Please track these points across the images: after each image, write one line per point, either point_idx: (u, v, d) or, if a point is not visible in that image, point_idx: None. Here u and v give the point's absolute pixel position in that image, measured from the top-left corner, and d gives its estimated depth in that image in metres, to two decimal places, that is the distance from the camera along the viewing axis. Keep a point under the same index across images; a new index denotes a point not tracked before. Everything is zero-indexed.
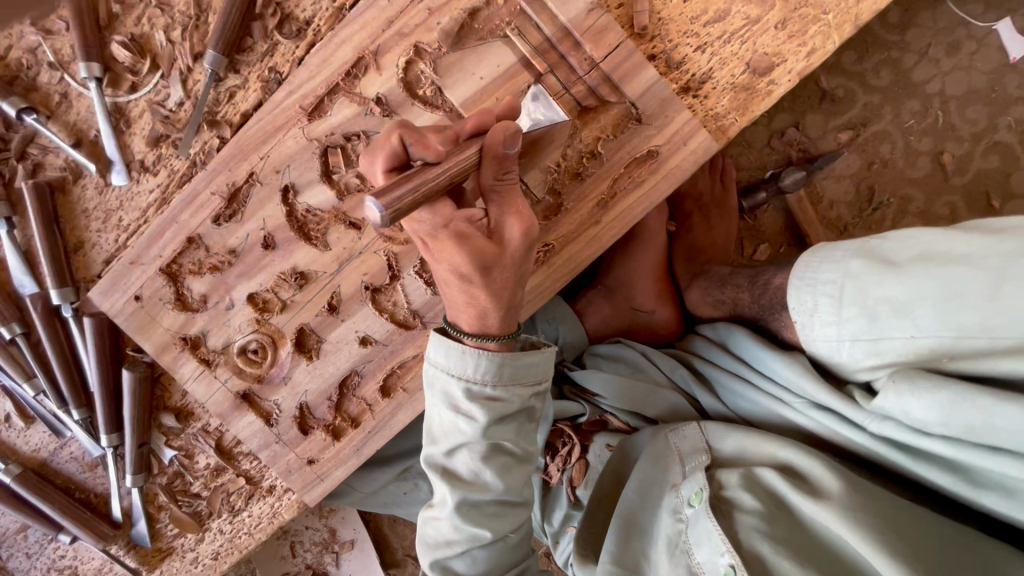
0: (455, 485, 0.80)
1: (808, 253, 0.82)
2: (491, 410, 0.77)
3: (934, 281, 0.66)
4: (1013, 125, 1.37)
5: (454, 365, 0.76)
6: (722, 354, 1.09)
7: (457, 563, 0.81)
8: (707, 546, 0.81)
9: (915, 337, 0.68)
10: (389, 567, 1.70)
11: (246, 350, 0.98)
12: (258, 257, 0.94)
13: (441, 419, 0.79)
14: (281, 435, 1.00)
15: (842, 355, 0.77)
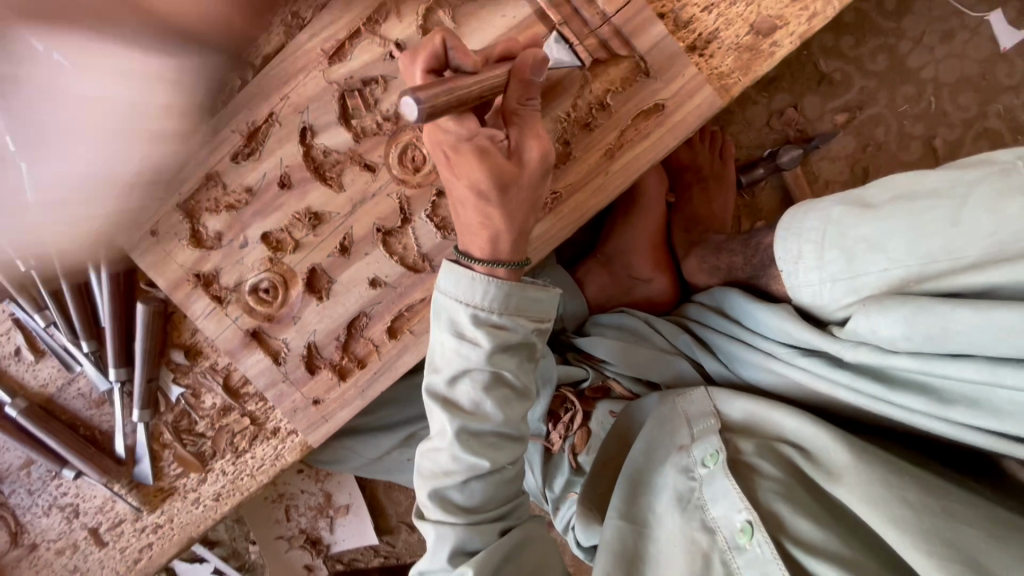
0: (456, 414, 0.85)
1: (795, 205, 0.85)
2: (495, 337, 0.83)
3: (906, 216, 0.71)
4: (1002, 112, 1.43)
5: (463, 292, 0.83)
6: (717, 316, 1.12)
7: (453, 492, 0.87)
8: (724, 502, 0.83)
9: (886, 269, 0.73)
10: (383, 534, 1.71)
11: (258, 289, 1.00)
12: (273, 196, 0.97)
13: (447, 347, 0.85)
14: (289, 374, 1.02)
15: (823, 298, 0.81)
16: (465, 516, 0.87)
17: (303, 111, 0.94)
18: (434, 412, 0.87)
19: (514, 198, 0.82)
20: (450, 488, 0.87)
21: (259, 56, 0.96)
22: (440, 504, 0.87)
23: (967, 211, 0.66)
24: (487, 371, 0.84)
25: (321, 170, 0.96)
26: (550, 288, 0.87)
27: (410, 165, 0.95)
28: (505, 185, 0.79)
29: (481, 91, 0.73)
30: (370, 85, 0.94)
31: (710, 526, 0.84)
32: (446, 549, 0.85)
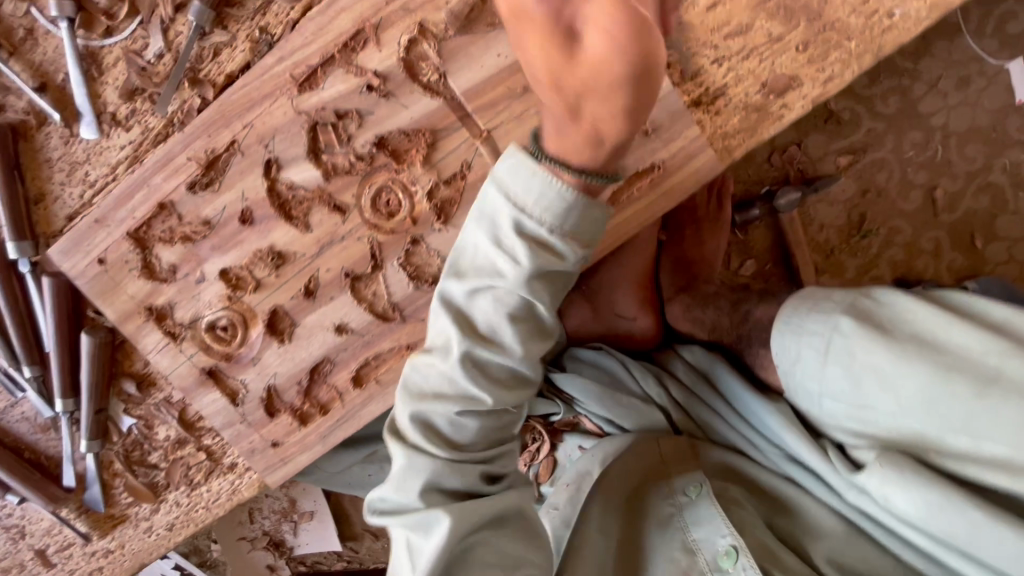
0: (469, 335, 0.72)
1: (800, 300, 0.85)
2: (536, 256, 0.68)
3: (930, 375, 0.69)
4: (1007, 167, 1.39)
5: (524, 193, 0.67)
6: (701, 383, 1.12)
7: (437, 414, 0.73)
8: (708, 525, 0.86)
9: (895, 414, 0.72)
10: (347, 540, 1.70)
11: (215, 327, 0.94)
12: (232, 231, 0.89)
13: (496, 195, 0.70)
14: (246, 415, 0.98)
15: (820, 408, 0.82)
16: (451, 444, 0.73)
17: (269, 141, 0.85)
18: (475, 251, 0.72)
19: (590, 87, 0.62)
20: (460, 299, 0.73)
21: (221, 73, 0.86)
22: (420, 388, 0.74)
23: (994, 396, 0.65)
24: (519, 298, 0.70)
25: (285, 207, 0.88)
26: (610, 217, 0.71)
27: (383, 210, 0.88)
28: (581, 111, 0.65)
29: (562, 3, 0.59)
30: (344, 119, 0.85)
31: (691, 547, 0.86)
32: (419, 482, 0.70)
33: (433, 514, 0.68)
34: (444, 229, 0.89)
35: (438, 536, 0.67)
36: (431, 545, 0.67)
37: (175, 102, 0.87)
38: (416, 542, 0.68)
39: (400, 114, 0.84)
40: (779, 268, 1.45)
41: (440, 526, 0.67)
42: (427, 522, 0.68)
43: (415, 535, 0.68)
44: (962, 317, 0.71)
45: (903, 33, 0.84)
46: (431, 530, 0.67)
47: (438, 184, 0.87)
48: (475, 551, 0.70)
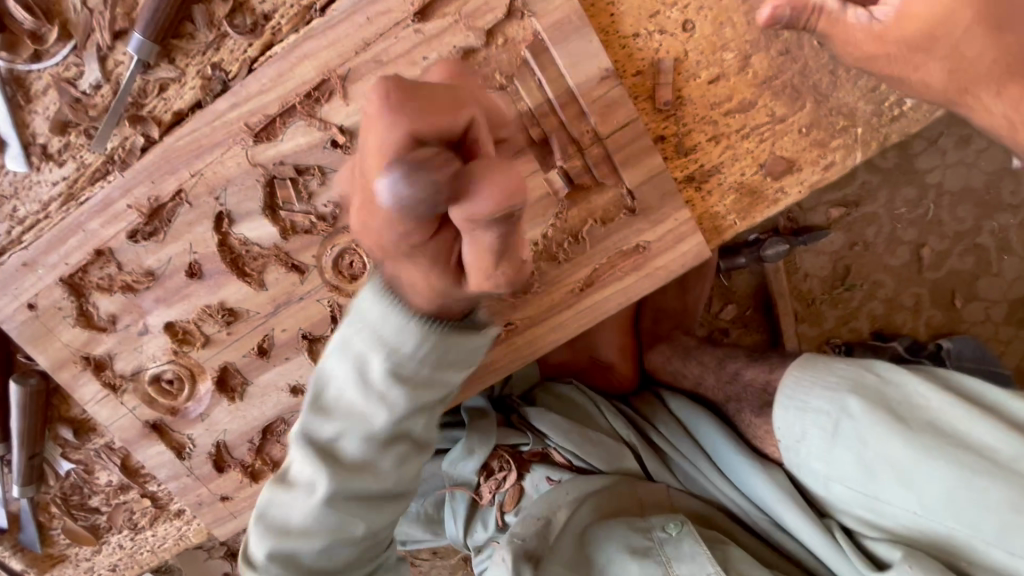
0: (335, 472, 0.66)
1: (799, 368, 0.77)
2: (412, 396, 0.65)
3: (954, 474, 0.62)
4: (996, 230, 1.37)
5: (396, 328, 0.62)
6: (677, 430, 1.01)
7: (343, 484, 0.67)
8: (691, 562, 0.78)
9: (917, 514, 0.65)
10: None
11: (160, 379, 0.88)
12: (179, 284, 0.82)
13: (386, 304, 0.62)
14: (193, 469, 0.93)
15: (829, 492, 0.73)
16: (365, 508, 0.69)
17: (220, 193, 0.78)
18: (335, 374, 0.66)
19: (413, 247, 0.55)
20: (325, 443, 0.67)
21: (168, 111, 0.77)
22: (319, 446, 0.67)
23: None
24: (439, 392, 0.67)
25: (239, 262, 0.81)
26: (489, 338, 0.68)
27: (347, 272, 0.81)
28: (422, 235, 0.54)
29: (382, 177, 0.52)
30: (305, 174, 0.77)
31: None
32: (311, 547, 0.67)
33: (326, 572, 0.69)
34: None
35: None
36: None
37: (115, 139, 0.78)
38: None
39: None
40: (760, 314, 1.43)
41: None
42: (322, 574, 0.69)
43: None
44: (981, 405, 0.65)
45: (912, 123, 0.78)
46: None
47: None
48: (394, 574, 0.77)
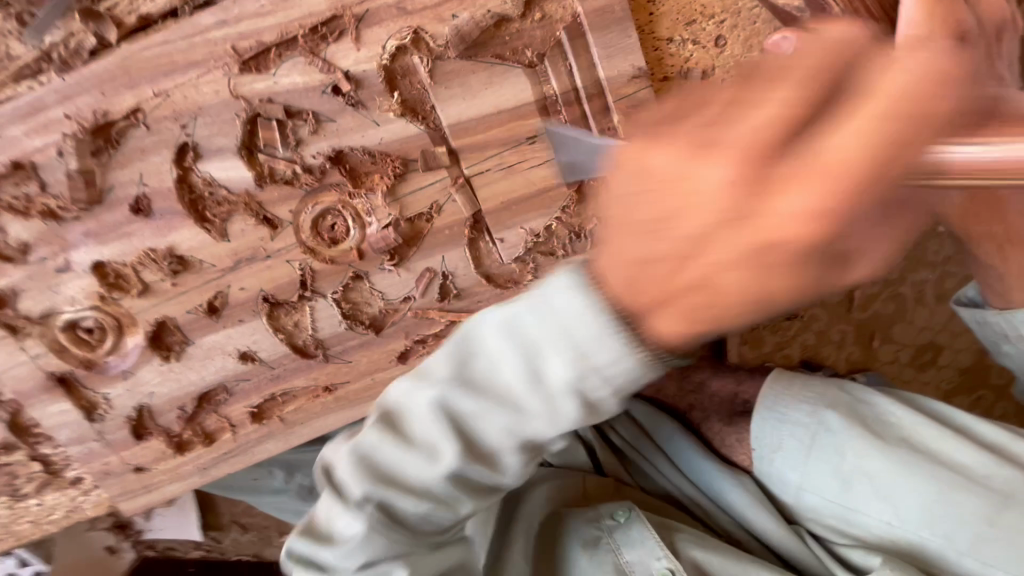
0: (407, 490, 0.55)
1: (778, 381, 0.82)
2: (525, 435, 0.51)
3: (926, 481, 0.68)
4: (916, 283, 1.52)
5: (585, 334, 0.45)
6: (628, 424, 0.99)
7: (405, 508, 0.55)
8: (641, 547, 0.75)
9: (891, 522, 0.70)
10: (209, 529, 1.53)
11: (77, 327, 0.74)
12: (119, 220, 0.69)
13: (540, 320, 0.47)
14: (104, 434, 0.80)
15: (802, 499, 0.77)
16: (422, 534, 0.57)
17: (188, 122, 0.67)
18: (415, 400, 0.53)
19: (709, 296, 0.36)
20: (405, 442, 0.54)
21: (132, 13, 0.64)
22: (376, 467, 0.55)
23: (1001, 513, 0.65)
24: (536, 437, 0.51)
25: (199, 205, 0.71)
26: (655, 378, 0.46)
27: (326, 235, 0.74)
28: (675, 211, 0.34)
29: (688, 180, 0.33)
30: (296, 118, 0.68)
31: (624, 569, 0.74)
32: (364, 560, 0.55)
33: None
34: (394, 271, 0.76)
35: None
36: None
37: (57, 32, 0.63)
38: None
39: (368, 132, 0.69)
40: (708, 331, 1.49)
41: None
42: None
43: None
44: (945, 425, 0.73)
45: None
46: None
47: (398, 220, 0.74)
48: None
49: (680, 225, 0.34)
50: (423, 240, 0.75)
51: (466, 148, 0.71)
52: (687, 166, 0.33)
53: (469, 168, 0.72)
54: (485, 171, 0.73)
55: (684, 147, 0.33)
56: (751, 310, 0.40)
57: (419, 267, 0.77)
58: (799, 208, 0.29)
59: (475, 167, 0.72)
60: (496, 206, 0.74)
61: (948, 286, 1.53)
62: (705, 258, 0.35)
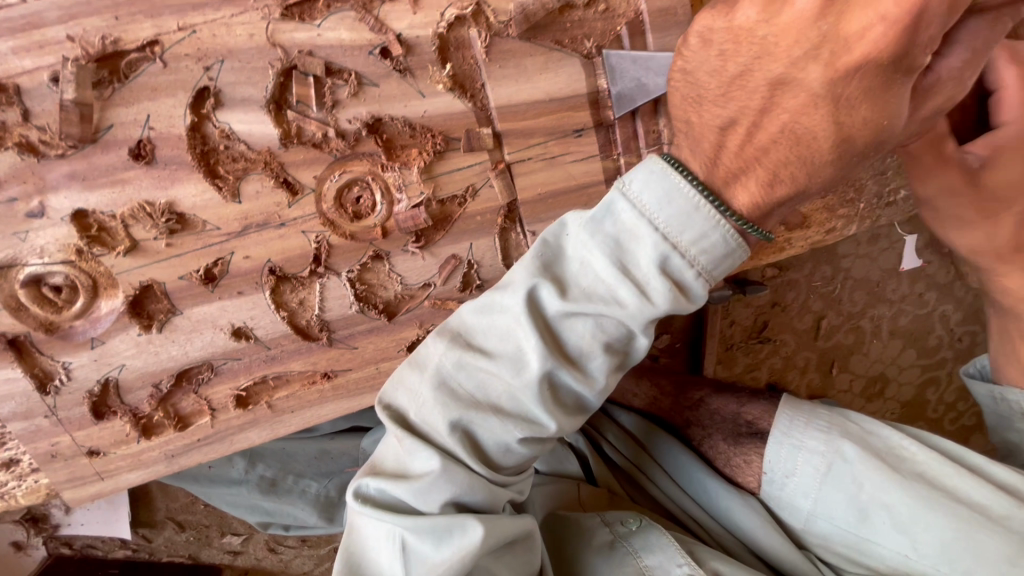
0: (482, 410, 0.62)
1: (789, 407, 0.85)
2: (607, 328, 0.60)
3: (947, 520, 0.69)
4: (873, 319, 1.63)
5: (669, 218, 0.58)
6: (633, 445, 1.02)
7: (486, 431, 0.63)
8: (661, 552, 0.76)
9: (907, 555, 0.72)
10: (139, 527, 1.37)
11: (43, 282, 0.64)
12: (114, 164, 0.61)
13: (623, 217, 0.59)
14: (58, 409, 0.69)
15: (814, 525, 0.80)
16: (491, 461, 0.65)
17: (214, 65, 0.60)
18: (501, 313, 0.62)
19: (801, 150, 0.58)
20: (480, 362, 0.62)
21: None
22: (456, 387, 0.63)
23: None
24: (621, 328, 0.60)
25: (210, 159, 0.63)
26: (743, 259, 0.61)
27: (349, 208, 0.68)
28: (784, 86, 0.56)
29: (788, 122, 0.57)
30: (335, 77, 0.63)
31: (644, 572, 0.74)
32: (444, 495, 0.62)
33: (457, 527, 0.61)
34: (417, 254, 0.72)
35: (455, 548, 0.61)
36: (438, 557, 0.61)
37: None
38: (417, 545, 0.61)
39: (412, 103, 0.65)
40: (686, 348, 1.52)
41: (462, 539, 0.61)
42: (445, 530, 0.61)
43: (420, 539, 0.61)
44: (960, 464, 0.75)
45: (902, 212, 0.89)
46: (446, 540, 0.61)
47: (429, 200, 0.69)
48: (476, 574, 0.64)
49: (790, 120, 0.57)
50: (452, 224, 0.71)
51: (512, 133, 0.68)
52: (779, 75, 0.56)
53: (511, 154, 0.69)
54: (527, 159, 0.70)
55: (815, 15, 0.53)
56: (773, 176, 0.59)
57: (444, 253, 0.72)
58: (853, 68, 0.52)
59: (517, 154, 0.69)
60: (534, 197, 0.71)
61: (901, 323, 1.65)
62: (774, 121, 0.58)
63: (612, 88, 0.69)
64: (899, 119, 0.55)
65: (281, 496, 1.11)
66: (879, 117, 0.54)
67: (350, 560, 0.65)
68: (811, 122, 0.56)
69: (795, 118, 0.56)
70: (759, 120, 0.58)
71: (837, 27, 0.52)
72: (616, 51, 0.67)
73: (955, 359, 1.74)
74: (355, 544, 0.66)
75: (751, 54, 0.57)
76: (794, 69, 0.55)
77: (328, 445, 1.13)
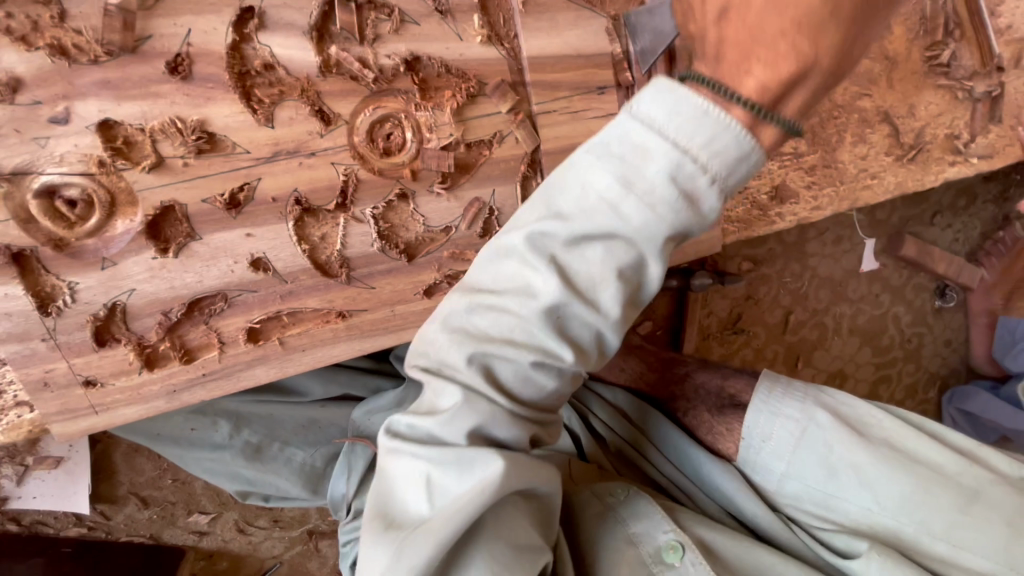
0: (485, 350, 0.51)
1: (766, 377, 0.78)
2: (623, 250, 0.49)
3: (909, 476, 0.65)
4: (837, 317, 1.70)
5: (680, 126, 0.48)
6: (617, 415, 0.92)
7: (505, 367, 0.52)
8: (648, 519, 0.69)
9: (872, 511, 0.65)
10: (98, 502, 1.24)
11: (56, 194, 0.62)
12: (148, 76, 0.61)
13: (628, 135, 0.49)
14: (57, 333, 0.66)
15: (781, 486, 0.72)
16: (515, 398, 0.53)
17: None
18: (505, 251, 0.52)
19: (801, 77, 0.48)
20: (480, 304, 0.52)
21: None
22: (465, 330, 0.53)
23: (974, 506, 0.63)
24: (635, 252, 0.49)
25: (247, 80, 0.64)
26: (760, 164, 0.50)
27: (380, 143, 0.70)
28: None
29: (789, 46, 0.47)
30: (378, 10, 0.67)
31: (633, 540, 0.68)
32: (469, 425, 0.51)
33: (481, 457, 0.50)
34: (441, 196, 0.73)
35: (479, 480, 0.50)
36: (462, 492, 0.50)
37: None
38: (443, 478, 0.50)
39: (451, 45, 0.69)
40: (668, 336, 1.57)
41: (486, 472, 0.50)
42: (468, 463, 0.50)
43: (445, 472, 0.50)
44: (911, 424, 0.71)
45: (875, 195, 0.98)
46: (469, 471, 0.50)
47: (457, 142, 0.72)
48: (501, 514, 0.54)
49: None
50: (478, 169, 0.74)
51: (539, 84, 0.73)
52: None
53: (537, 105, 0.73)
54: (552, 112, 0.74)
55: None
56: (782, 110, 0.49)
57: (467, 197, 0.74)
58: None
59: (543, 105, 0.73)
60: (557, 148, 0.75)
61: (860, 321, 1.72)
62: (771, 49, 0.48)
63: (632, 46, 0.75)
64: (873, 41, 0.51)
65: (265, 465, 1.04)
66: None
67: (375, 507, 0.53)
68: (810, 43, 0.47)
69: (795, 43, 0.47)
70: (752, 53, 0.49)
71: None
72: (636, 12, 0.74)
73: (905, 359, 1.80)
74: (377, 492, 0.54)
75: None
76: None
77: (317, 414, 1.06)
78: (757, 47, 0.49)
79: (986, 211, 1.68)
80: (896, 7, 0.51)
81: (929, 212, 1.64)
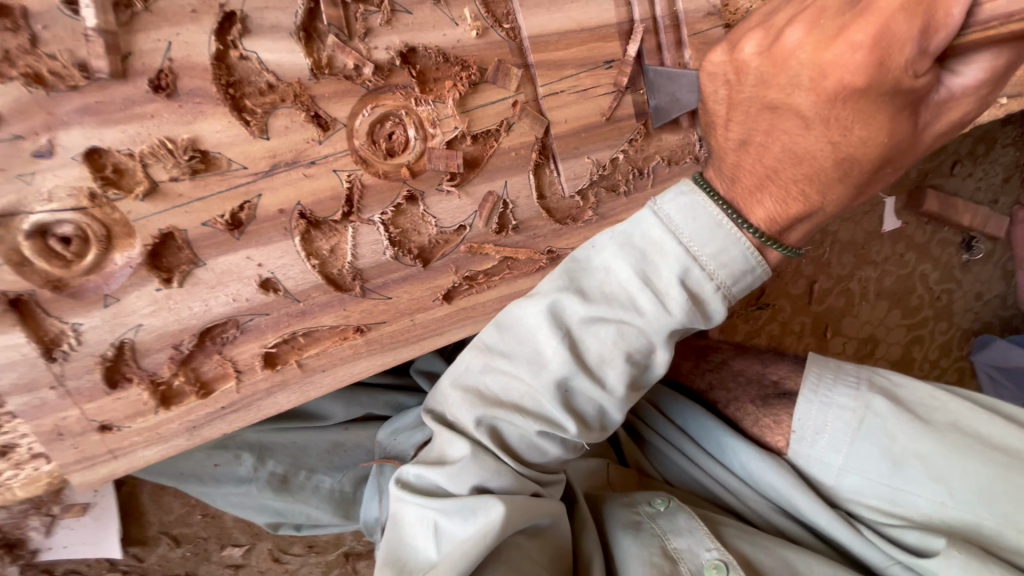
0: (497, 421, 0.55)
1: (814, 362, 0.73)
2: (623, 338, 0.52)
3: (986, 464, 0.61)
4: (860, 282, 1.59)
5: (694, 233, 0.52)
6: (652, 411, 0.87)
7: (511, 428, 0.55)
8: (690, 533, 0.64)
9: (942, 502, 0.62)
10: (130, 545, 1.20)
11: (49, 233, 0.58)
12: (131, 96, 0.57)
13: (648, 231, 0.53)
14: (66, 379, 0.62)
15: (840, 480, 0.68)
16: (521, 460, 0.57)
17: None
18: (521, 319, 0.55)
19: (806, 169, 0.57)
20: (496, 373, 0.55)
21: None
22: (479, 390, 0.56)
23: None
24: (645, 341, 0.53)
25: (237, 92, 0.60)
26: (762, 280, 0.54)
27: (382, 144, 0.66)
28: (777, 112, 0.57)
29: (794, 141, 0.56)
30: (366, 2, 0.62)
31: (672, 556, 0.62)
32: (474, 478, 0.54)
33: (480, 505, 0.52)
34: (452, 194, 0.69)
35: (478, 527, 0.52)
36: (463, 538, 0.52)
37: None
38: (446, 525, 0.53)
39: (447, 31, 0.65)
40: None
41: (486, 519, 0.52)
42: (469, 509, 0.53)
43: (448, 519, 0.54)
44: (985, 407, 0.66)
45: None
46: (471, 518, 0.53)
47: (463, 136, 0.68)
48: (504, 551, 0.55)
49: (791, 140, 0.56)
50: (487, 162, 0.70)
51: (543, 64, 0.69)
52: (773, 101, 0.56)
53: (543, 87, 0.69)
54: (559, 92, 0.70)
55: (796, 44, 0.53)
56: (799, 202, 0.57)
57: (480, 192, 0.70)
58: (835, 93, 0.52)
59: (549, 86, 0.69)
60: (567, 131, 0.71)
61: (886, 284, 1.61)
62: (778, 141, 0.57)
63: (650, 102, 0.73)
64: (901, 136, 0.54)
65: (294, 496, 0.99)
66: (877, 136, 0.53)
67: (387, 552, 0.57)
68: (819, 143, 0.55)
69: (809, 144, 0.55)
70: (762, 140, 0.58)
71: (812, 55, 0.52)
72: (655, 66, 0.72)
73: (935, 317, 1.69)
74: (391, 539, 0.58)
75: (755, 76, 0.58)
76: (783, 93, 0.55)
77: (341, 437, 1.02)
78: (772, 141, 0.57)
79: (1007, 156, 1.56)
80: (911, 151, 0.57)
81: (948, 162, 1.53)
